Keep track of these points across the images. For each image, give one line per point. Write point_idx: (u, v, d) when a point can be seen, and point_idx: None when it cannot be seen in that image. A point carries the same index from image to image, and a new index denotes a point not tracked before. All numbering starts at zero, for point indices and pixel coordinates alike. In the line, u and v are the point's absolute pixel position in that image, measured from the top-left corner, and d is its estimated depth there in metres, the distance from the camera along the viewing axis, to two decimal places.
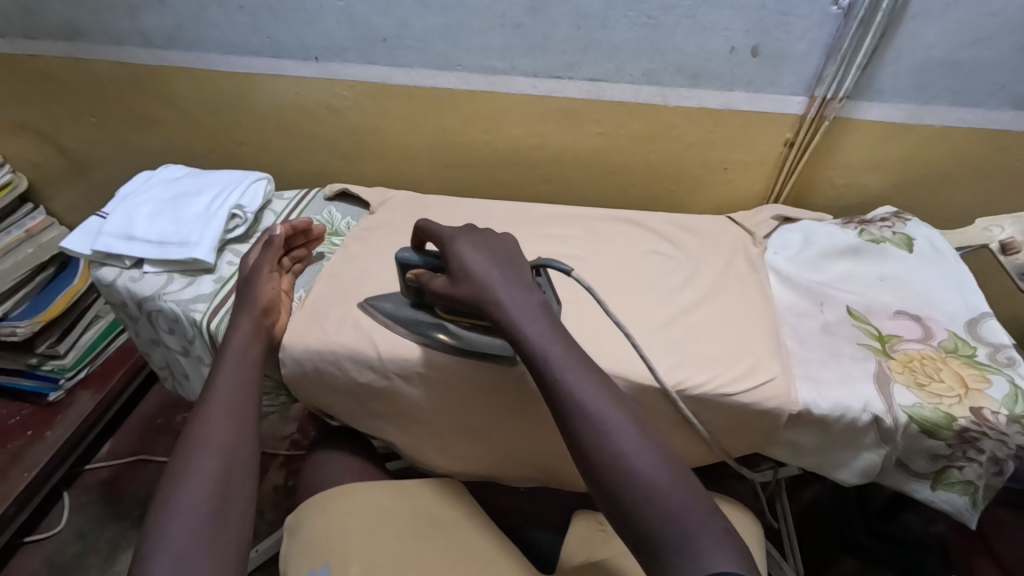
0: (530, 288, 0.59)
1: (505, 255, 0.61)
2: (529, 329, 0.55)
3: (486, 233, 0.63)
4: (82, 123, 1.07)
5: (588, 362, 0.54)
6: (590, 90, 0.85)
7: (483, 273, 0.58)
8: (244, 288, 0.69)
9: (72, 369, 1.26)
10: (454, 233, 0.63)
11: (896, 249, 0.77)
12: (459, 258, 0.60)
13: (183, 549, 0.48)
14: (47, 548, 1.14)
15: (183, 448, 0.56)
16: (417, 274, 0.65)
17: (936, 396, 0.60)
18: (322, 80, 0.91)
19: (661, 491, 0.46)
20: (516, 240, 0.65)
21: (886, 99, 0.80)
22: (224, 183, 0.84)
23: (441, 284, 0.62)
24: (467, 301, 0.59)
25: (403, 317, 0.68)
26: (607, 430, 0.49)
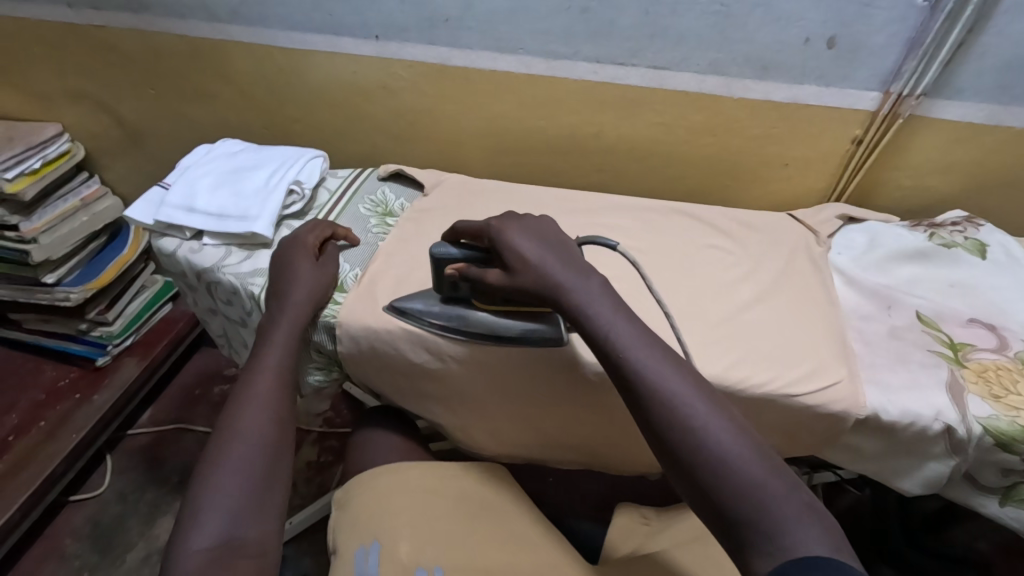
0: (586, 270, 0.58)
1: (552, 238, 0.61)
2: (590, 306, 0.55)
3: (528, 218, 0.63)
4: (140, 95, 1.09)
5: (655, 338, 0.54)
6: (652, 78, 0.83)
7: (538, 260, 0.58)
8: (291, 263, 0.69)
9: (119, 336, 1.30)
10: (496, 224, 0.62)
11: (968, 255, 0.74)
12: (510, 247, 0.59)
13: (229, 512, 0.50)
14: (91, 507, 1.18)
15: (230, 415, 0.58)
16: (458, 268, 0.64)
17: (1014, 408, 0.58)
18: (380, 60, 0.91)
19: (736, 463, 0.45)
20: (553, 221, 0.64)
21: (967, 98, 0.77)
22: (282, 158, 0.85)
23: (494, 276, 0.61)
24: (531, 291, 0.59)
25: (438, 313, 0.66)
26: (678, 405, 0.49)
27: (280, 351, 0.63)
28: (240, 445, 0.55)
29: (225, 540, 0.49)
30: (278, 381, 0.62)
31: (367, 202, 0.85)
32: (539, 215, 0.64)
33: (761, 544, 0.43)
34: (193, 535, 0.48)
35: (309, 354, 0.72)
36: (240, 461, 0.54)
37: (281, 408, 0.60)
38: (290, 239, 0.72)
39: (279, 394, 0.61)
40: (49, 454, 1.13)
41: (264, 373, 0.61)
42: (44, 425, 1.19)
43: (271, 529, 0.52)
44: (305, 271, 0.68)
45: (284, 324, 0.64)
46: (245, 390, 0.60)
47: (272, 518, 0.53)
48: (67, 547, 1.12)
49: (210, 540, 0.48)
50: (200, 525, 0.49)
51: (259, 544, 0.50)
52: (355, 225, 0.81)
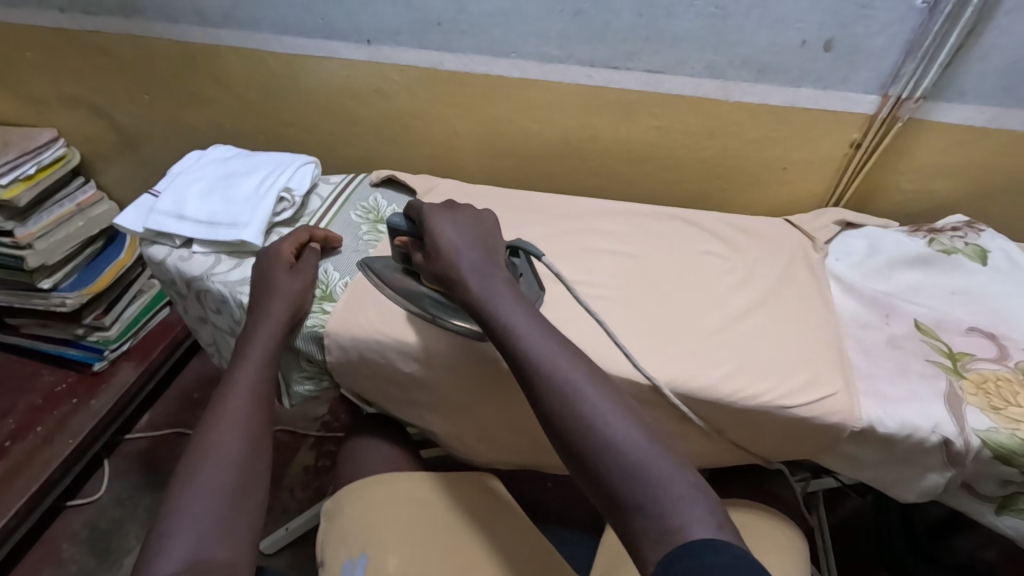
0: (496, 264, 0.59)
1: (478, 230, 0.62)
2: (493, 299, 0.56)
3: (467, 210, 0.64)
4: (135, 100, 1.09)
5: (550, 328, 0.54)
6: (648, 82, 0.82)
7: (450, 251, 0.59)
8: (264, 279, 0.69)
9: (115, 341, 1.29)
10: (431, 209, 0.63)
11: (968, 261, 0.73)
12: (431, 234, 0.60)
13: (199, 533, 0.50)
14: (88, 511, 1.18)
15: (202, 434, 0.57)
16: (404, 242, 0.65)
17: (1014, 421, 0.56)
18: (373, 64, 0.90)
19: (626, 448, 0.46)
20: (495, 215, 0.66)
21: (968, 101, 0.75)
22: (273, 165, 0.84)
23: (420, 258, 0.63)
24: (440, 278, 0.60)
25: (389, 278, 0.70)
26: (570, 394, 0.49)
27: (260, 366, 0.63)
28: (211, 465, 0.55)
29: (194, 561, 0.48)
30: (254, 398, 0.61)
31: (359, 208, 0.84)
32: (482, 210, 0.65)
33: (651, 527, 0.43)
34: (163, 560, 0.48)
35: (298, 364, 0.72)
36: (208, 482, 0.53)
37: (255, 424, 0.59)
38: (267, 253, 0.71)
39: (254, 412, 0.60)
40: (46, 459, 1.13)
41: (238, 391, 0.61)
42: (41, 430, 1.19)
43: (244, 547, 0.51)
44: (283, 282, 0.68)
45: (262, 339, 0.64)
46: (217, 407, 0.59)
47: (245, 536, 0.52)
48: (64, 552, 1.13)
49: (178, 562, 0.48)
50: (169, 548, 0.48)
51: (232, 564, 0.49)
52: (347, 232, 0.80)
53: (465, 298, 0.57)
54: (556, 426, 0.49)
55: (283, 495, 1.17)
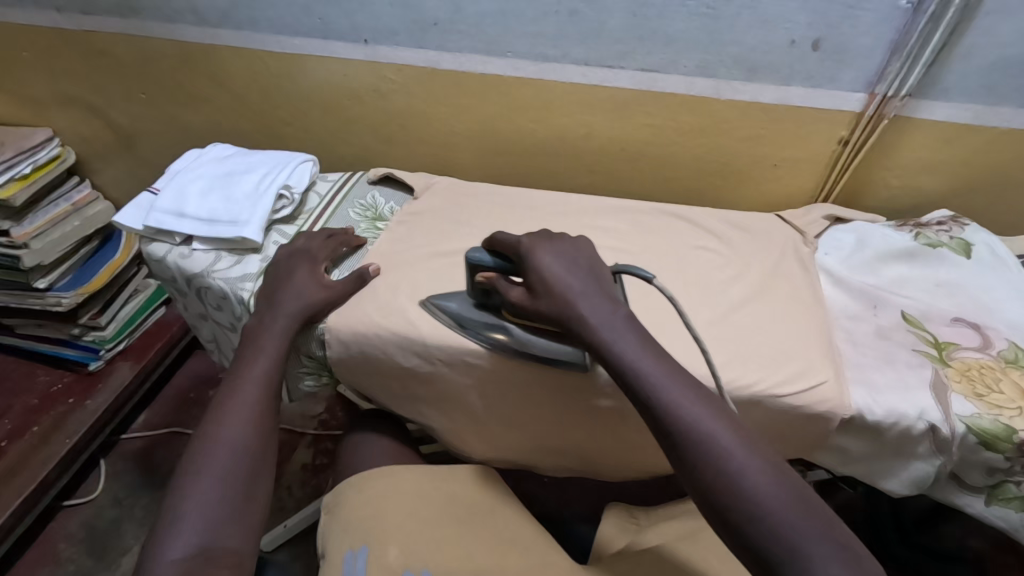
0: (615, 300, 0.59)
1: (587, 262, 0.62)
2: (621, 343, 0.56)
3: (562, 241, 0.63)
4: (132, 99, 1.09)
5: (682, 374, 0.54)
6: (641, 80, 0.83)
7: (562, 288, 0.59)
8: (277, 280, 0.70)
9: (112, 340, 1.30)
10: (530, 243, 0.62)
11: (953, 254, 0.75)
12: (538, 272, 0.60)
13: (206, 521, 0.51)
14: (85, 511, 1.18)
15: (210, 423, 0.58)
16: (489, 278, 0.64)
17: (996, 406, 0.58)
18: (371, 63, 0.91)
19: (770, 504, 0.46)
20: (591, 243, 0.65)
21: (951, 99, 0.77)
22: (272, 163, 0.85)
23: (518, 295, 0.62)
24: (549, 317, 0.60)
25: (468, 317, 0.66)
26: (711, 446, 0.49)
27: (267, 358, 0.64)
28: (220, 455, 0.56)
29: (200, 550, 0.49)
30: (265, 389, 0.62)
31: (357, 206, 0.85)
32: (574, 237, 0.65)
33: None
34: (169, 545, 0.49)
35: (299, 359, 0.73)
36: (217, 471, 0.54)
37: (265, 416, 0.60)
38: (289, 249, 0.73)
39: (264, 402, 0.61)
40: (42, 459, 1.13)
41: (248, 381, 0.62)
42: (36, 430, 1.18)
43: (250, 538, 0.53)
44: (299, 279, 0.69)
45: (273, 336, 0.65)
46: (226, 396, 0.61)
47: (251, 527, 0.54)
48: (62, 552, 1.13)
49: (185, 549, 0.49)
50: (176, 534, 0.50)
51: (237, 555, 0.51)
52: None
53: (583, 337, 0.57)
54: (695, 476, 0.49)
55: (281, 493, 1.17)
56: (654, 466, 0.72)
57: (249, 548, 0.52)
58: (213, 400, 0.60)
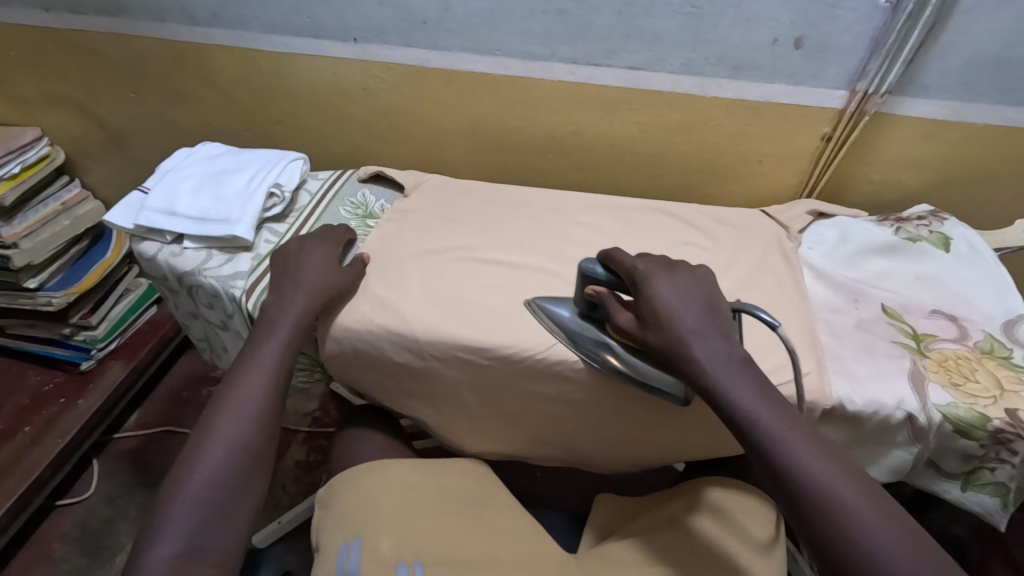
0: (729, 337, 0.57)
1: (704, 295, 0.59)
2: (733, 389, 0.53)
3: (682, 271, 0.60)
4: (120, 98, 1.09)
5: (800, 424, 0.52)
6: (628, 78, 0.84)
7: (676, 325, 0.56)
8: (283, 275, 0.69)
9: (103, 340, 1.30)
10: (646, 267, 0.59)
11: (932, 248, 0.76)
12: (650, 300, 0.57)
13: (196, 522, 0.52)
14: (79, 511, 1.19)
15: (209, 418, 0.58)
16: (597, 291, 0.62)
17: (971, 395, 0.60)
18: (360, 62, 0.91)
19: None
20: (713, 274, 0.62)
21: (931, 96, 0.79)
22: (263, 161, 0.85)
23: (626, 318, 0.59)
24: (656, 350, 0.57)
25: (571, 327, 0.65)
26: (836, 508, 0.47)
27: (271, 355, 0.63)
28: (214, 452, 0.55)
29: (189, 550, 0.50)
30: (270, 388, 0.61)
31: (347, 204, 0.86)
32: (697, 267, 0.61)
33: None
34: (159, 544, 0.50)
35: None
36: (209, 469, 0.54)
37: (268, 416, 0.60)
38: (299, 245, 0.73)
39: (266, 400, 0.60)
40: (34, 459, 1.13)
41: (251, 378, 0.61)
42: (29, 431, 1.18)
43: (238, 538, 0.54)
44: (308, 277, 0.69)
45: (281, 334, 0.64)
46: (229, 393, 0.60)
47: (240, 526, 0.54)
48: (55, 551, 1.13)
49: (174, 549, 0.50)
50: (167, 534, 0.51)
51: (223, 556, 0.52)
52: None
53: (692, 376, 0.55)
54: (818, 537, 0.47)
55: (275, 490, 1.18)
56: (642, 458, 0.74)
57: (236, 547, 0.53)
58: (215, 395, 0.60)
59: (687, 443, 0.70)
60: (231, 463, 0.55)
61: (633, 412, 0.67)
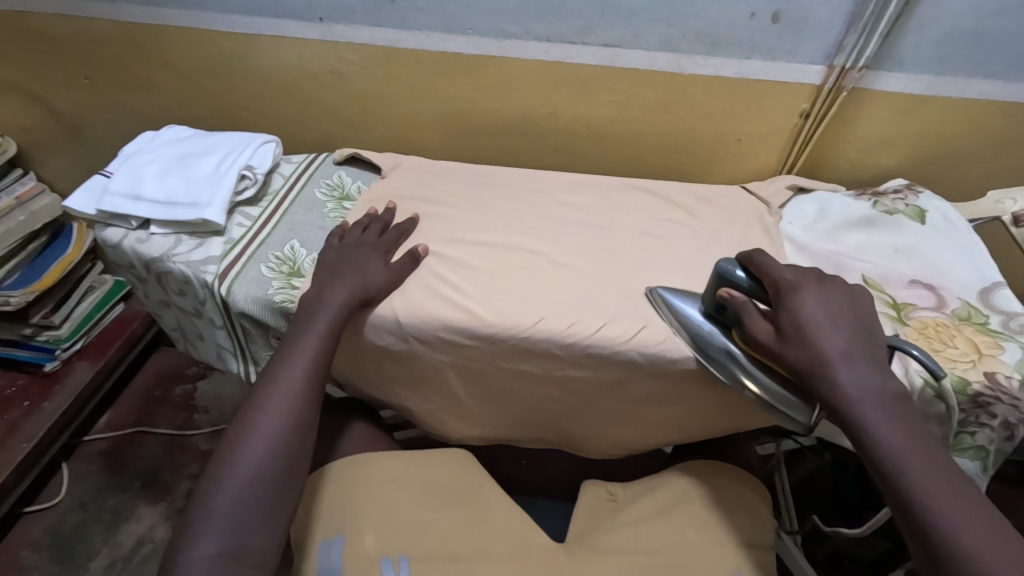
0: (885, 370, 0.54)
1: (858, 319, 0.57)
2: (883, 432, 0.50)
3: (831, 288, 0.58)
4: (74, 84, 1.04)
5: (959, 486, 0.48)
6: (604, 56, 0.83)
7: (820, 340, 0.54)
8: (336, 268, 0.67)
9: (68, 340, 1.24)
10: (793, 280, 0.58)
11: (909, 221, 0.77)
12: (795, 314, 0.56)
13: (236, 518, 0.51)
14: (49, 517, 1.14)
15: (252, 407, 0.57)
16: (726, 298, 0.60)
17: (951, 360, 0.61)
18: (328, 43, 0.89)
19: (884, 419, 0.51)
20: (869, 296, 0.59)
21: (906, 70, 0.80)
22: (232, 144, 0.82)
23: (762, 328, 0.57)
24: (793, 366, 0.55)
25: (693, 329, 0.62)
26: (961, 545, 0.45)
27: (312, 347, 0.60)
28: (259, 442, 0.55)
29: (231, 547, 0.50)
30: (310, 379, 0.59)
31: (323, 186, 0.83)
32: (846, 286, 0.59)
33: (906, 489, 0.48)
34: (199, 540, 0.49)
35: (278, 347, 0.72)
36: (253, 460, 0.54)
37: (306, 407, 0.58)
38: (349, 240, 0.70)
39: (309, 386, 0.59)
40: None
41: (293, 368, 0.59)
42: None
43: (277, 534, 0.52)
44: (371, 268, 0.66)
45: (320, 325, 0.61)
46: (271, 377, 0.59)
47: (280, 522, 0.53)
48: (25, 559, 1.08)
49: (217, 545, 0.49)
50: (207, 530, 0.50)
51: (263, 552, 0.51)
52: (312, 209, 0.79)
53: (786, 341, 0.56)
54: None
55: None
56: (630, 438, 0.73)
57: (278, 542, 0.52)
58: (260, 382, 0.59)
59: (675, 420, 0.69)
60: (273, 456, 0.54)
61: (621, 389, 0.66)
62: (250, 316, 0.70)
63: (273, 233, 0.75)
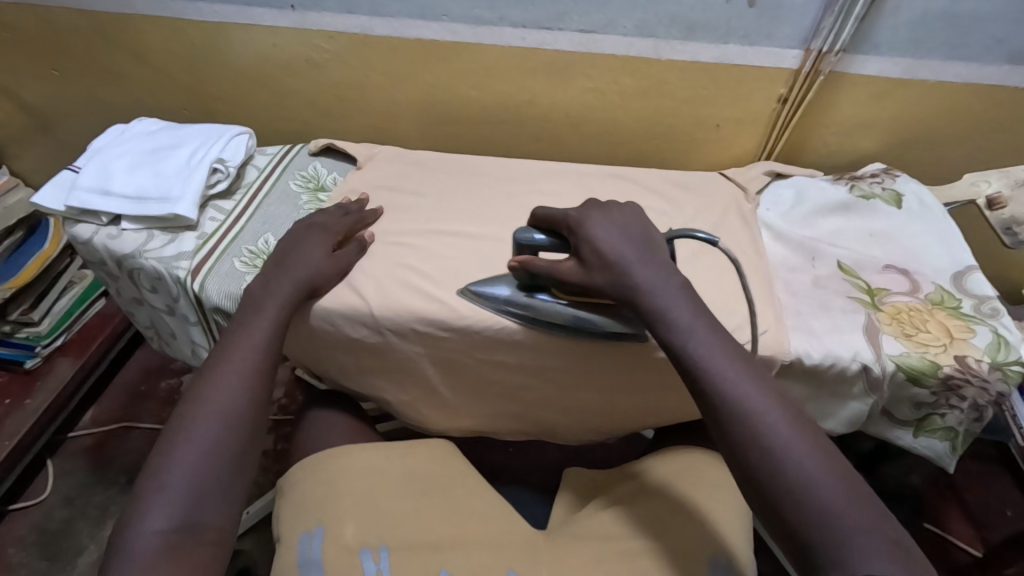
0: (667, 268, 0.57)
1: (641, 231, 0.59)
2: (674, 316, 0.53)
3: (609, 209, 0.61)
4: (43, 76, 1.02)
5: (732, 350, 0.52)
6: (581, 42, 0.82)
7: (616, 257, 0.57)
8: (287, 252, 0.66)
9: (48, 336, 1.23)
10: (579, 213, 0.61)
11: (885, 205, 0.77)
12: (590, 243, 0.58)
13: (191, 494, 0.49)
14: (35, 515, 1.14)
15: (200, 384, 0.55)
16: (520, 261, 0.62)
17: (923, 345, 0.62)
18: (301, 31, 0.87)
19: (716, 368, 0.50)
20: (643, 209, 0.63)
21: (882, 54, 0.80)
22: (204, 137, 0.81)
23: (570, 271, 0.59)
24: (604, 290, 0.57)
25: (517, 301, 0.63)
26: (796, 487, 0.45)
27: (268, 325, 0.60)
28: (212, 417, 0.53)
29: (184, 524, 0.48)
30: (263, 356, 0.58)
31: (298, 177, 0.82)
32: (622, 204, 0.63)
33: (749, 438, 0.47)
34: (150, 517, 0.47)
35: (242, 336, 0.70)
36: (206, 435, 0.52)
37: (262, 385, 0.57)
38: (308, 223, 0.69)
39: (263, 365, 0.58)
40: None
41: (246, 347, 0.58)
42: None
43: (233, 510, 0.51)
44: (316, 251, 0.66)
45: (274, 304, 0.61)
46: (220, 355, 0.57)
47: (235, 496, 0.51)
48: (12, 557, 1.08)
49: (170, 521, 0.47)
50: (157, 507, 0.47)
51: (221, 528, 0.50)
52: (286, 201, 0.78)
53: (610, 280, 0.57)
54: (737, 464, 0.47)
55: None
56: (609, 425, 0.74)
57: (233, 521, 0.51)
58: (208, 360, 0.57)
59: (653, 407, 0.70)
60: (227, 431, 0.53)
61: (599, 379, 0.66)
62: (223, 311, 0.69)
63: (247, 226, 0.74)
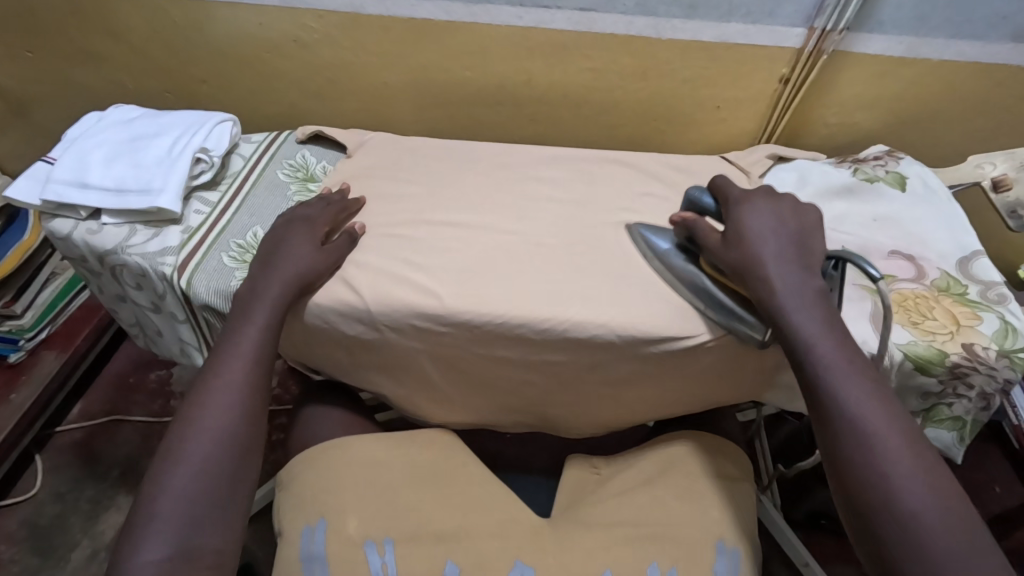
0: (814, 273, 0.57)
1: (799, 232, 0.60)
2: (805, 322, 0.53)
3: (779, 202, 0.62)
4: (16, 58, 0.97)
5: (872, 380, 0.51)
6: (580, 21, 0.79)
7: (756, 245, 0.58)
8: (273, 254, 0.64)
9: (32, 329, 1.19)
10: (747, 197, 0.62)
11: (889, 188, 0.76)
12: (739, 224, 0.59)
13: (184, 518, 0.47)
14: (25, 510, 1.12)
15: (189, 404, 0.53)
16: (684, 218, 0.64)
17: (929, 333, 0.61)
18: (288, 9, 0.83)
19: (841, 387, 0.50)
20: (819, 216, 0.63)
21: (886, 32, 0.77)
22: (185, 125, 0.77)
23: (711, 241, 0.60)
24: (730, 268, 0.58)
25: (665, 258, 0.65)
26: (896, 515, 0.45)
27: (259, 330, 0.58)
28: (202, 437, 0.51)
29: (180, 550, 0.46)
30: (252, 369, 0.56)
31: (285, 166, 0.79)
32: (797, 202, 0.63)
33: (865, 462, 0.47)
34: (144, 545, 0.46)
35: None
36: (198, 456, 0.50)
37: (255, 399, 0.55)
38: (292, 217, 0.67)
39: (253, 378, 0.55)
40: None
41: (234, 360, 0.56)
42: None
43: (234, 531, 0.49)
44: (303, 250, 0.63)
45: (262, 310, 0.59)
46: (208, 371, 0.55)
47: (235, 515, 0.50)
48: (3, 553, 1.06)
49: (165, 548, 0.46)
50: (150, 534, 0.46)
51: (219, 551, 0.48)
52: (273, 192, 0.75)
53: (739, 265, 0.57)
54: (857, 496, 0.47)
55: None
56: (611, 415, 0.73)
57: (233, 540, 0.49)
58: (196, 380, 0.55)
59: (655, 398, 0.69)
60: (221, 450, 0.51)
61: (602, 372, 0.65)
62: (213, 309, 0.66)
63: (233, 219, 0.72)
